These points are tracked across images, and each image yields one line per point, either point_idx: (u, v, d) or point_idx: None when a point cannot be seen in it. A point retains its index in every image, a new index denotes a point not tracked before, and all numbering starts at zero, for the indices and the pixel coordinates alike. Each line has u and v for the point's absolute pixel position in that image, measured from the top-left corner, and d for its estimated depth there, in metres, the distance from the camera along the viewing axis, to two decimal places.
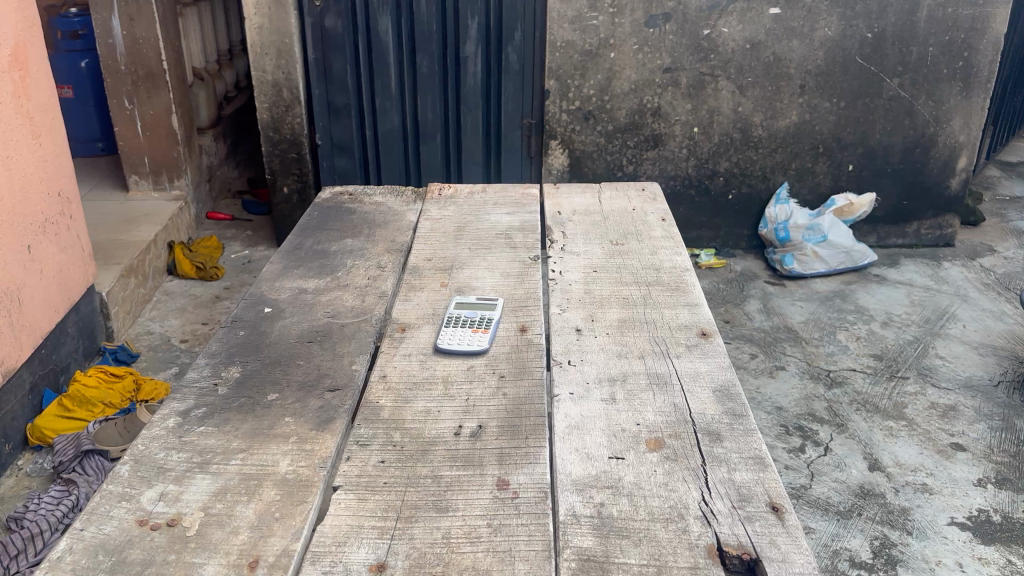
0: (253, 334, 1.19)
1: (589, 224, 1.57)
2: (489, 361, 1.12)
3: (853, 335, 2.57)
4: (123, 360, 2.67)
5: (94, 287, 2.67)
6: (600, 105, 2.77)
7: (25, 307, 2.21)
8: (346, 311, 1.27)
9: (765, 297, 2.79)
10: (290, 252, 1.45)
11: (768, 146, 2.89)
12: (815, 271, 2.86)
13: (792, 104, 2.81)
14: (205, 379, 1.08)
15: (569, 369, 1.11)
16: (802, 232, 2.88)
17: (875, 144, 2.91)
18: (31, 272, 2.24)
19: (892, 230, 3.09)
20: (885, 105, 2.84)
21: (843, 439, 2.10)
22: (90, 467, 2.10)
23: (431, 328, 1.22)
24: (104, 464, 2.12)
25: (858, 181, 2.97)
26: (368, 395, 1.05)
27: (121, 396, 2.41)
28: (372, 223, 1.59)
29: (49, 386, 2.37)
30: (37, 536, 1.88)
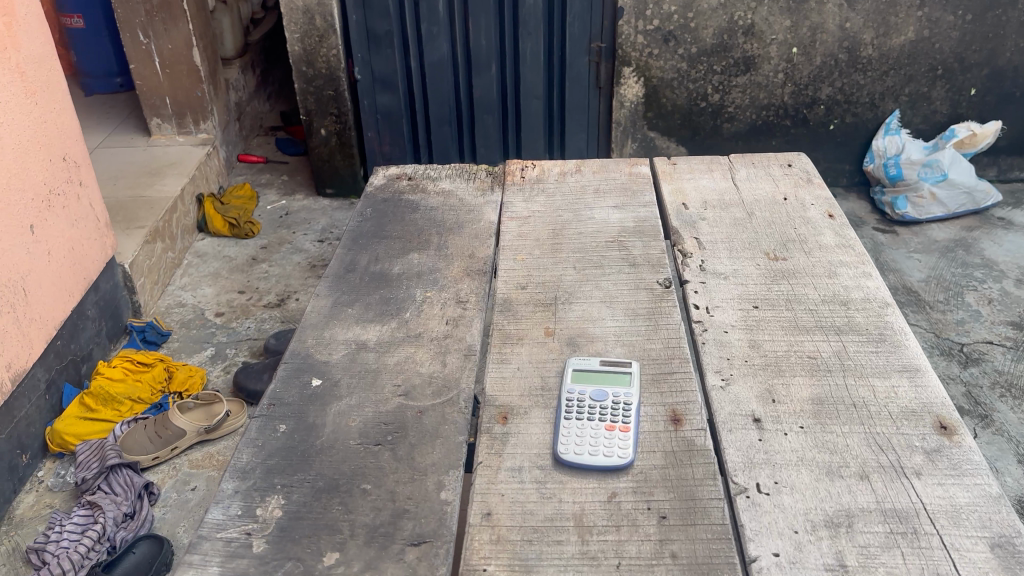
0: (299, 431, 0.86)
1: (729, 228, 1.20)
2: (639, 487, 0.77)
3: (984, 296, 2.04)
4: (152, 341, 2.37)
5: (115, 259, 2.34)
6: (683, 24, 2.25)
7: (33, 297, 1.91)
8: (422, 385, 0.91)
9: (875, 249, 2.25)
10: (340, 278, 1.11)
11: (878, 69, 2.33)
12: (931, 217, 2.33)
13: (909, 18, 2.24)
14: (241, 523, 0.75)
15: (762, 502, 0.76)
16: (919, 170, 2.33)
17: (1005, 64, 2.33)
18: (35, 256, 1.92)
19: (1015, 161, 2.52)
20: (1020, 18, 2.25)
21: (989, 437, 1.62)
22: (118, 485, 1.82)
23: (543, 418, 0.86)
24: (134, 480, 1.83)
25: (981, 107, 2.40)
26: (469, 557, 0.72)
27: (151, 390, 2.14)
28: (442, 226, 1.23)
29: (69, 381, 2.08)
30: None
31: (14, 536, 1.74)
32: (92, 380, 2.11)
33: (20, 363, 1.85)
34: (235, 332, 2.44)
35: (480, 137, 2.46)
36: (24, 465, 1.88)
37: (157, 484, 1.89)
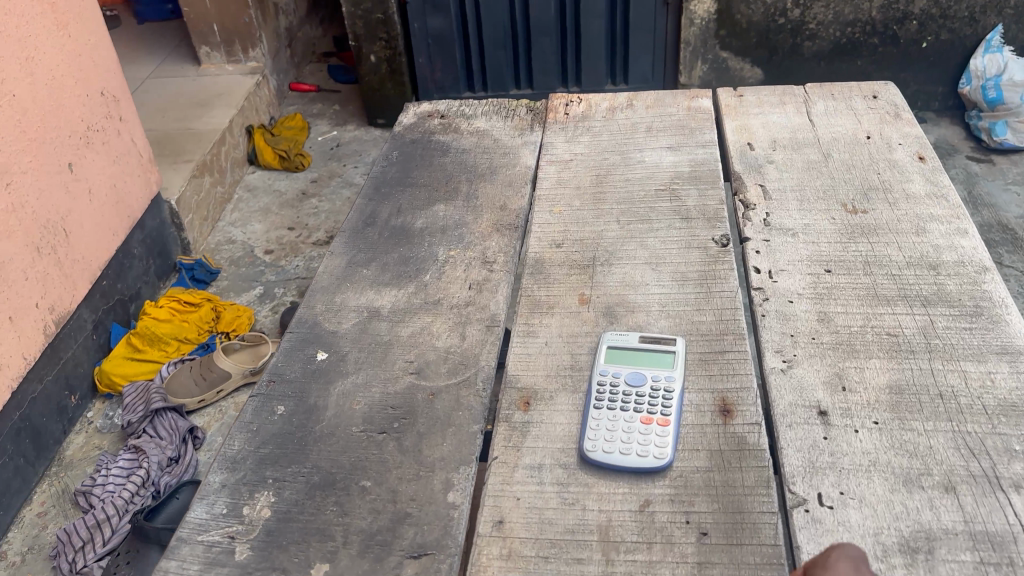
0: (298, 414, 0.77)
1: (801, 173, 1.05)
2: (677, 496, 0.66)
3: None
4: (201, 279, 2.33)
5: (161, 194, 2.26)
6: None
7: (75, 239, 1.81)
8: (437, 361, 0.81)
9: (968, 181, 2.01)
10: (357, 233, 1.01)
11: None
12: None
13: None
14: (224, 525, 0.67)
15: (824, 518, 0.64)
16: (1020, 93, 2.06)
17: None
18: (75, 197, 1.81)
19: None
20: None
21: None
22: (162, 429, 1.78)
23: (569, 404, 0.75)
24: (179, 424, 1.78)
25: None
26: (476, 575, 0.62)
27: (198, 330, 2.10)
28: (474, 171, 1.11)
29: (117, 320, 2.04)
30: (103, 523, 1.53)
31: (63, 476, 1.72)
32: (140, 320, 2.07)
33: (63, 306, 1.78)
34: (283, 270, 2.39)
35: (538, 63, 2.26)
36: (73, 406, 1.85)
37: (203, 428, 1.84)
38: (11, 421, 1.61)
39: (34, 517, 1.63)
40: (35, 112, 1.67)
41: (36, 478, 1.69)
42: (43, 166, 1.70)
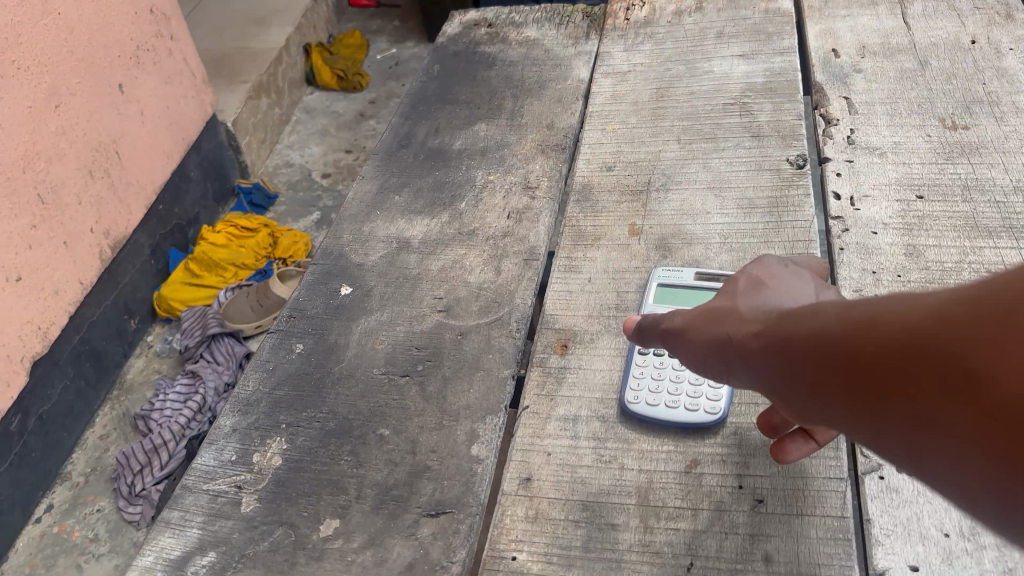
0: (318, 354, 0.71)
1: (893, 83, 0.92)
2: (730, 457, 0.58)
3: None
4: (258, 203, 2.30)
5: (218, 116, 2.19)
6: None
7: (128, 163, 1.74)
8: (469, 298, 0.74)
9: None
10: (391, 156, 0.93)
11: None
12: None
13: None
14: (232, 474, 0.62)
15: (903, 487, 0.56)
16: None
17: None
18: (128, 118, 1.73)
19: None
20: None
21: None
22: (219, 353, 1.78)
23: (612, 349, 0.67)
24: (235, 350, 1.78)
25: None
26: (497, 539, 0.56)
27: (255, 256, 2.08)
28: (520, 85, 1.02)
29: (175, 245, 2.03)
30: (161, 447, 1.52)
31: (124, 400, 1.73)
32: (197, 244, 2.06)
33: (118, 230, 1.73)
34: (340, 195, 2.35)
35: None
36: (133, 330, 1.85)
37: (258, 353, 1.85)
38: (72, 344, 1.59)
39: (96, 439, 1.64)
40: (86, 28, 1.56)
41: (97, 401, 1.70)
42: (96, 86, 1.61)
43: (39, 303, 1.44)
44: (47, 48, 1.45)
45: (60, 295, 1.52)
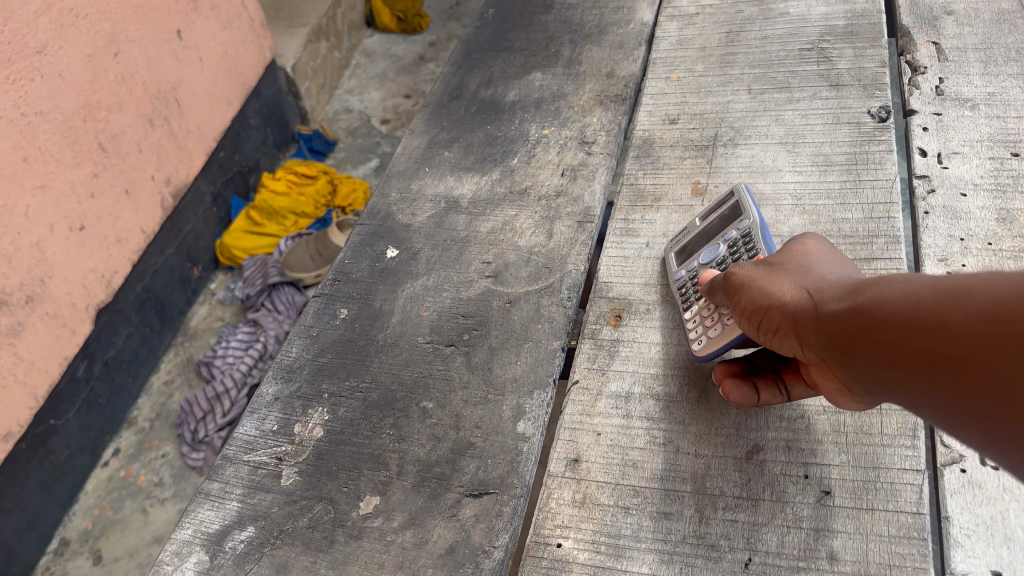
0: (363, 319, 0.69)
1: (991, 25, 0.83)
2: (795, 442, 0.54)
3: None
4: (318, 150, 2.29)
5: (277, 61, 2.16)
6: None
7: (188, 111, 1.71)
8: (520, 262, 0.70)
9: None
10: (442, 109, 0.89)
11: None
12: None
13: None
14: (272, 445, 0.61)
15: (986, 482, 0.51)
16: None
17: None
18: (187, 64, 1.69)
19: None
20: None
21: None
22: (281, 302, 1.83)
23: (669, 321, 0.63)
24: (296, 299, 1.83)
25: None
26: (542, 527, 0.53)
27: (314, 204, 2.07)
28: (579, 31, 0.96)
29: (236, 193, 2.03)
30: (223, 395, 1.56)
31: (188, 347, 1.77)
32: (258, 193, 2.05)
33: (179, 179, 1.71)
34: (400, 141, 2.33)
35: None
36: (195, 278, 1.87)
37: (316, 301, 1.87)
38: (135, 292, 1.60)
39: (161, 385, 1.68)
40: None
41: (162, 348, 1.73)
42: (155, 31, 1.56)
43: (100, 253, 1.44)
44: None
45: (123, 244, 1.52)
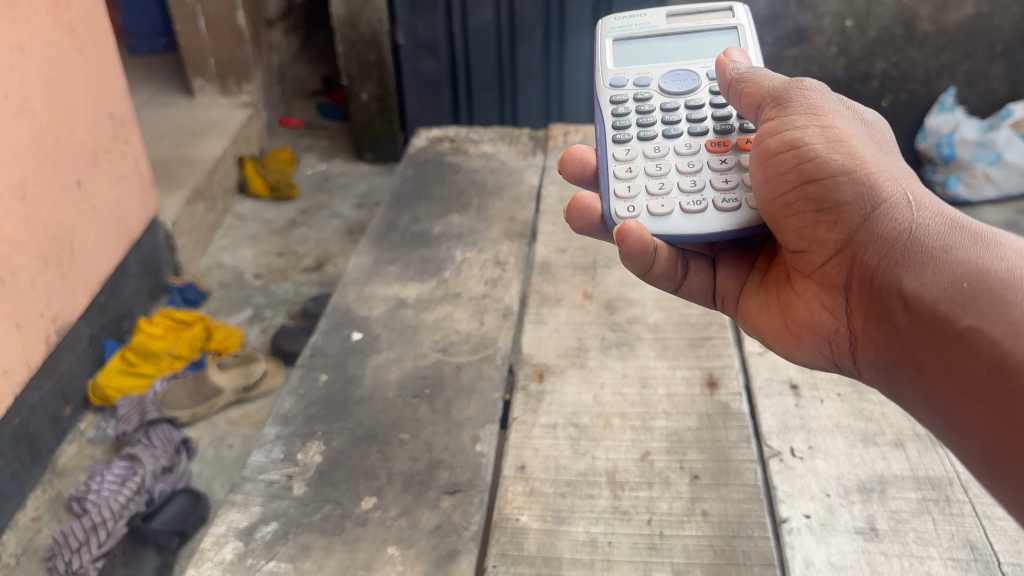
0: (340, 382, 0.88)
1: None
2: (672, 447, 0.78)
3: None
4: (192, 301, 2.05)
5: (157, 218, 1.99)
6: None
7: (78, 256, 1.62)
8: (460, 342, 0.93)
9: None
10: (381, 237, 1.12)
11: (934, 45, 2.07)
12: (983, 199, 2.03)
13: None
14: (282, 467, 0.77)
15: (795, 466, 0.76)
16: (973, 149, 2.02)
17: None
18: (82, 214, 1.62)
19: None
20: None
21: None
22: (157, 440, 1.57)
23: (578, 378, 0.87)
24: (172, 436, 1.59)
25: None
26: (502, 508, 0.73)
27: (189, 346, 1.85)
28: (482, 188, 1.24)
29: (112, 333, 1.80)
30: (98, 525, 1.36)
31: (55, 485, 1.54)
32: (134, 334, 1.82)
33: (63, 319, 1.58)
34: (273, 293, 2.13)
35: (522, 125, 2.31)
36: (67, 417, 1.64)
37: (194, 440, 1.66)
38: None
39: (27, 521, 1.47)
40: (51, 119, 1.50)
41: None
42: (53, 174, 1.52)
43: None
44: (14, 139, 1.40)
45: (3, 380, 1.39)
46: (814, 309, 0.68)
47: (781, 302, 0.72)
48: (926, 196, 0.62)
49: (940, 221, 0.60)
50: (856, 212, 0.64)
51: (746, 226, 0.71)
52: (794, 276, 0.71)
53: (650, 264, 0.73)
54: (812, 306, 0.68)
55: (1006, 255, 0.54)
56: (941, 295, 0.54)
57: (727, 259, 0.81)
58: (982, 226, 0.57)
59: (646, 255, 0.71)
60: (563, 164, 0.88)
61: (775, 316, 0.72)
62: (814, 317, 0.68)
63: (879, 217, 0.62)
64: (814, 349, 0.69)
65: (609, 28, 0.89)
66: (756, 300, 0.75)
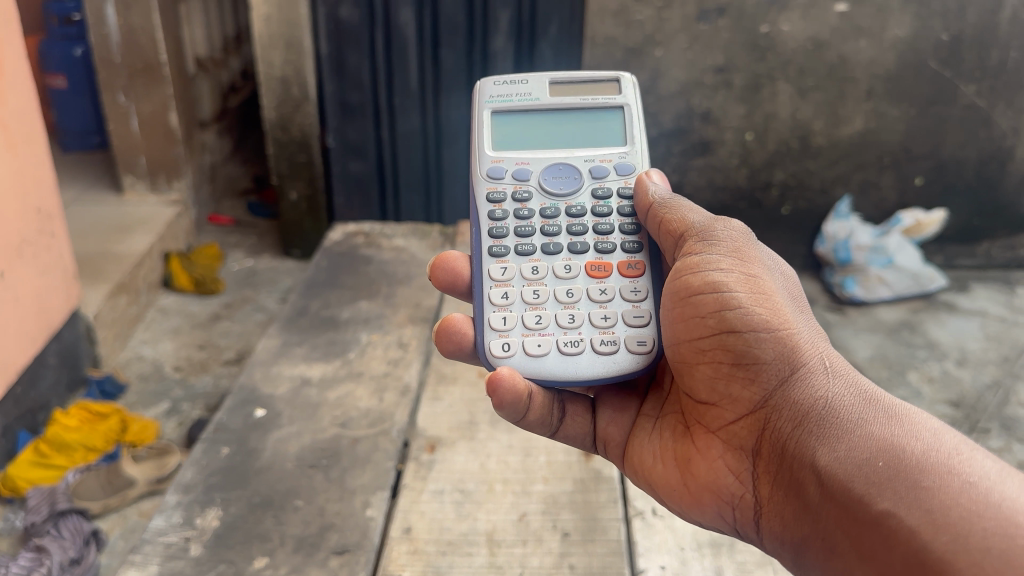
0: (240, 455, 0.93)
1: None
2: (548, 508, 0.85)
3: (926, 376, 1.96)
4: (110, 395, 1.97)
5: (77, 309, 1.93)
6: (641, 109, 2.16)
7: None
8: (359, 418, 0.99)
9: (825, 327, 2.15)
10: (290, 322, 1.19)
11: (829, 157, 2.26)
12: (878, 299, 2.25)
13: (857, 110, 2.18)
14: (180, 531, 0.82)
15: (655, 524, 0.83)
16: (867, 253, 2.24)
17: (947, 158, 2.27)
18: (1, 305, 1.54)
19: (958, 249, 2.44)
20: (960, 116, 2.20)
21: None
22: (64, 530, 1.47)
23: (467, 448, 0.93)
24: (82, 526, 1.49)
25: (923, 195, 2.33)
26: (387, 565, 0.78)
27: (104, 438, 1.72)
28: (392, 278, 1.33)
29: (24, 428, 1.70)
30: None
31: None
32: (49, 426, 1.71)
33: None
34: (194, 387, 2.06)
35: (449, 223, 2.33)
36: None
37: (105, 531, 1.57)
38: None
39: None
40: None
41: None
42: None
43: None
44: None
45: None
46: (719, 469, 0.74)
47: (681, 457, 0.77)
48: (839, 364, 0.70)
49: (854, 393, 0.67)
50: (775, 374, 0.71)
51: (617, 372, 0.78)
52: (696, 431, 0.77)
53: (524, 411, 0.78)
54: (716, 466, 0.74)
55: (919, 437, 0.61)
56: (859, 472, 0.61)
57: (609, 404, 0.86)
58: (894, 404, 0.65)
59: (517, 403, 0.76)
60: (434, 272, 0.91)
61: (672, 470, 0.77)
62: (718, 478, 0.74)
63: (797, 383, 0.69)
64: (714, 513, 0.75)
65: (490, 95, 0.95)
66: (651, 447, 0.80)
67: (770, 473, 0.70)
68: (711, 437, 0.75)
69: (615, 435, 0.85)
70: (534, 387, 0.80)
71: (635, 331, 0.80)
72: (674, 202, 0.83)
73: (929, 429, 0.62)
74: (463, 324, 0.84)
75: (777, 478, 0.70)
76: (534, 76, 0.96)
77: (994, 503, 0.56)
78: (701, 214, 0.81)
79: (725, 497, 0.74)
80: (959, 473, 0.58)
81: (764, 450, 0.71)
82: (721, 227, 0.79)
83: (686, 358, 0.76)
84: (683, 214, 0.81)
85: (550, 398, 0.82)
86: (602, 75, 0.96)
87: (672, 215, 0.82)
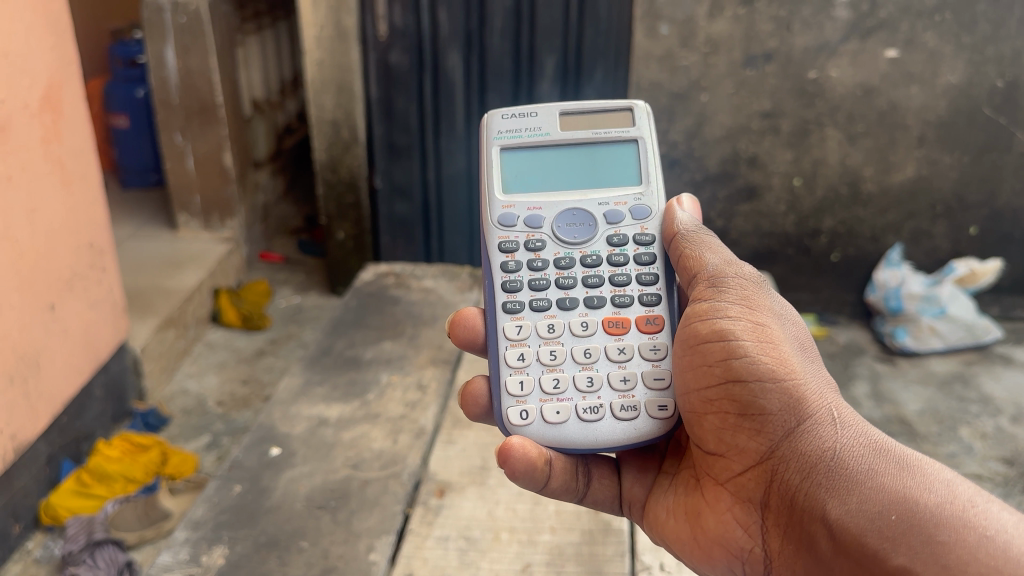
0: (251, 493, 0.93)
1: None
2: (555, 560, 0.83)
3: (979, 432, 1.88)
4: (154, 428, 1.98)
5: (126, 342, 1.98)
6: (687, 153, 2.15)
7: (46, 374, 1.57)
8: (372, 460, 0.99)
9: (873, 379, 2.08)
10: (315, 360, 1.21)
11: (880, 204, 2.21)
12: (931, 350, 2.16)
13: (908, 157, 2.14)
14: (186, 568, 0.83)
15: None
16: (918, 303, 2.17)
17: (1003, 206, 2.20)
18: (54, 335, 1.59)
19: (1017, 300, 2.35)
20: (1017, 163, 2.13)
21: None
22: (100, 560, 1.49)
23: (476, 494, 0.92)
24: (117, 557, 1.50)
25: (978, 245, 2.26)
26: None
27: (145, 470, 1.72)
28: (417, 319, 1.33)
29: (70, 457, 1.72)
30: None
31: None
32: (94, 457, 1.73)
33: (25, 435, 1.53)
34: (234, 421, 2.07)
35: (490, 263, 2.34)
36: (14, 535, 1.56)
37: (139, 562, 1.55)
38: None
39: None
40: (27, 247, 1.50)
41: None
42: (27, 299, 1.51)
43: None
44: None
45: None
46: (727, 523, 0.72)
47: (691, 511, 0.75)
48: (848, 414, 0.69)
49: (863, 443, 0.66)
50: (781, 426, 0.69)
51: (638, 438, 0.75)
52: (705, 481, 0.75)
53: (545, 480, 0.76)
54: (725, 520, 0.72)
55: (932, 489, 0.60)
56: (870, 526, 0.60)
57: (630, 463, 0.83)
58: (905, 454, 0.64)
59: (533, 473, 0.74)
60: (453, 328, 0.89)
61: (682, 524, 0.75)
62: (727, 532, 0.72)
63: (804, 435, 0.68)
64: (725, 569, 0.73)
65: (497, 131, 0.89)
66: (667, 502, 0.78)
67: (780, 526, 0.69)
68: (720, 489, 0.74)
69: (637, 494, 0.82)
70: (553, 455, 0.77)
71: (655, 395, 0.77)
72: (697, 233, 0.82)
73: (942, 480, 0.61)
74: (487, 386, 0.85)
75: (788, 531, 0.68)
76: (543, 108, 0.90)
77: (1014, 558, 0.55)
78: (721, 251, 0.80)
79: (734, 551, 0.72)
80: (975, 527, 0.57)
81: (773, 503, 0.69)
82: (735, 271, 0.78)
83: (695, 408, 0.74)
84: (703, 249, 0.80)
85: (573, 463, 0.79)
86: (614, 104, 0.91)
87: (692, 249, 0.80)
